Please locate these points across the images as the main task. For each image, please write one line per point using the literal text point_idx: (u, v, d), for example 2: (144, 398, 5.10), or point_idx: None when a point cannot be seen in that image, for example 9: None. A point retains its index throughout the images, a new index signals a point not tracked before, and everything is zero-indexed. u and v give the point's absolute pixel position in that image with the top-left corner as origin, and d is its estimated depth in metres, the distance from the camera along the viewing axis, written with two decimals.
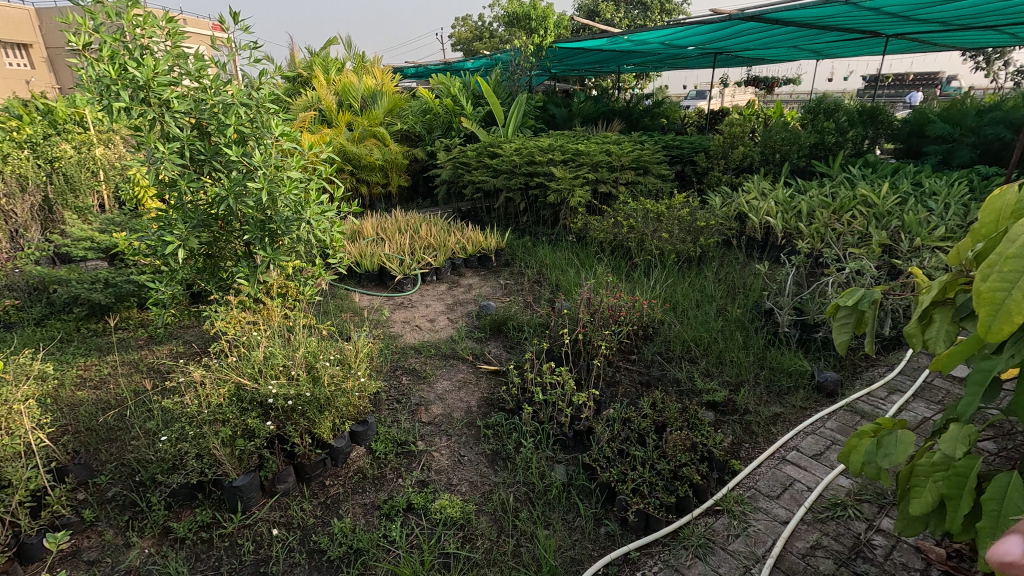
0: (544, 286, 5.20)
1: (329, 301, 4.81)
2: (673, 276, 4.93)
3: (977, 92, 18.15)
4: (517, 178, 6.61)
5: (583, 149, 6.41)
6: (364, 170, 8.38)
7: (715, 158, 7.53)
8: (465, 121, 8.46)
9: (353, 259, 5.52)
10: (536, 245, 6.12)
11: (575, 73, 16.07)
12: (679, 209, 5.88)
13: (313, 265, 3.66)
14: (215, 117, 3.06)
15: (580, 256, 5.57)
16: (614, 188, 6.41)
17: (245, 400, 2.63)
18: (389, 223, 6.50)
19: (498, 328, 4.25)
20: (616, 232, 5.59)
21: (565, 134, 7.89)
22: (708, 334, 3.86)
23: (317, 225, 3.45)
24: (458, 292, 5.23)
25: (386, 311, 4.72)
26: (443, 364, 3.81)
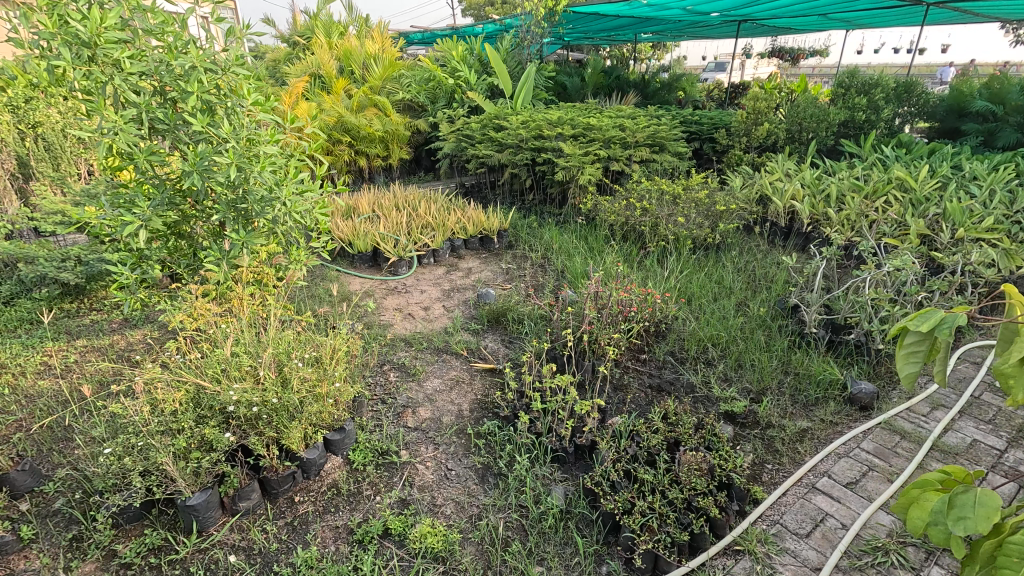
0: (548, 272, 4.84)
1: (318, 284, 4.49)
2: (688, 265, 4.55)
3: (1015, 68, 17.12)
4: (524, 154, 6.18)
5: (595, 123, 5.95)
6: (364, 141, 7.95)
7: (737, 136, 7.02)
8: (470, 91, 7.97)
9: (346, 239, 5.18)
10: (542, 227, 5.73)
11: (589, 41, 15.29)
12: (697, 191, 5.44)
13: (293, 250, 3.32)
14: (176, 81, 2.67)
15: (589, 241, 5.19)
16: (627, 166, 5.97)
17: (204, 406, 2.33)
18: (386, 199, 6.12)
19: (496, 319, 3.93)
20: (628, 215, 5.19)
21: (576, 106, 7.39)
22: (726, 333, 3.51)
23: (295, 206, 3.08)
24: (456, 277, 4.89)
25: (378, 297, 4.41)
26: (435, 359, 3.50)
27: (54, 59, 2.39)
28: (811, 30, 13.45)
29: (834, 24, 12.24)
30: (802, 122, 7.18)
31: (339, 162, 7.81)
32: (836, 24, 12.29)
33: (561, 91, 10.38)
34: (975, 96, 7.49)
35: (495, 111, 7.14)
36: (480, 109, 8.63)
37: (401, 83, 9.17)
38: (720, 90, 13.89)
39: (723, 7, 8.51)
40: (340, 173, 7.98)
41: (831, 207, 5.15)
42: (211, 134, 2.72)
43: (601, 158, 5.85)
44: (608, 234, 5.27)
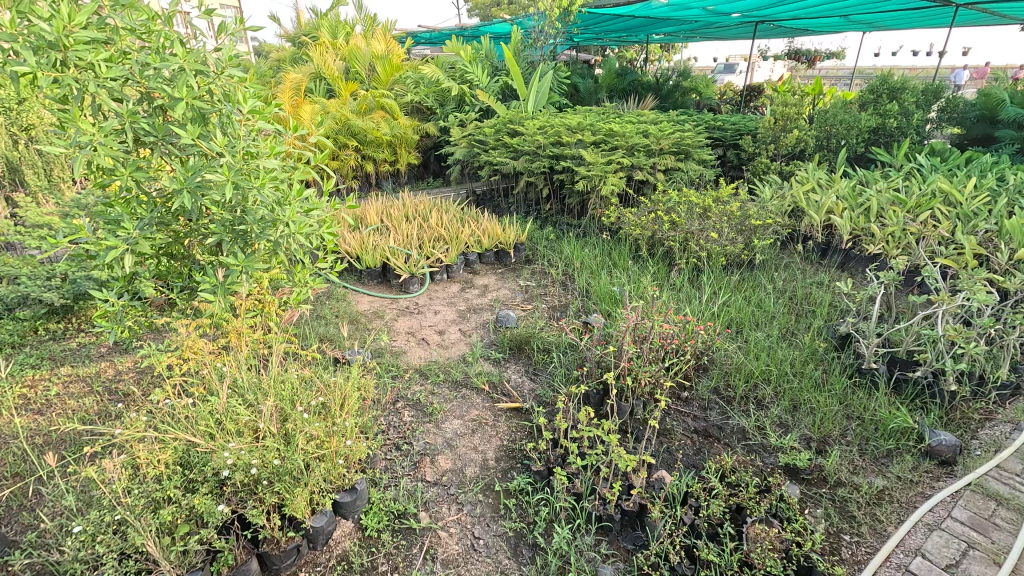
0: (571, 292, 4.52)
1: (324, 305, 4.17)
2: (723, 286, 4.21)
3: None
4: (541, 161, 5.84)
5: (617, 130, 5.61)
6: (370, 145, 7.62)
7: (764, 143, 6.67)
8: (482, 93, 7.63)
9: (353, 253, 4.85)
10: (561, 241, 5.40)
11: (599, 41, 14.93)
12: (728, 203, 5.10)
13: (299, 275, 2.99)
14: (162, 87, 2.35)
15: (614, 257, 4.86)
16: (652, 175, 5.63)
17: (195, 468, 2.01)
18: (395, 210, 5.80)
19: (519, 346, 3.59)
20: (655, 229, 4.84)
21: (594, 110, 7.04)
22: (776, 368, 3.17)
23: (299, 228, 2.73)
24: (472, 295, 4.56)
25: (389, 319, 4.08)
26: (454, 394, 3.17)
27: (19, 64, 2.08)
28: (829, 31, 13.06)
29: (855, 25, 11.86)
30: (832, 129, 6.82)
31: (345, 168, 7.49)
32: (856, 26, 11.90)
33: (574, 93, 10.03)
34: (1012, 102, 7.12)
35: (509, 115, 6.80)
36: (491, 113, 8.29)
37: (409, 85, 8.84)
38: (735, 92, 13.51)
39: (746, 7, 8.16)
40: (346, 178, 7.66)
41: (874, 222, 4.80)
42: (203, 146, 2.39)
43: (625, 166, 5.51)
44: (634, 250, 4.93)
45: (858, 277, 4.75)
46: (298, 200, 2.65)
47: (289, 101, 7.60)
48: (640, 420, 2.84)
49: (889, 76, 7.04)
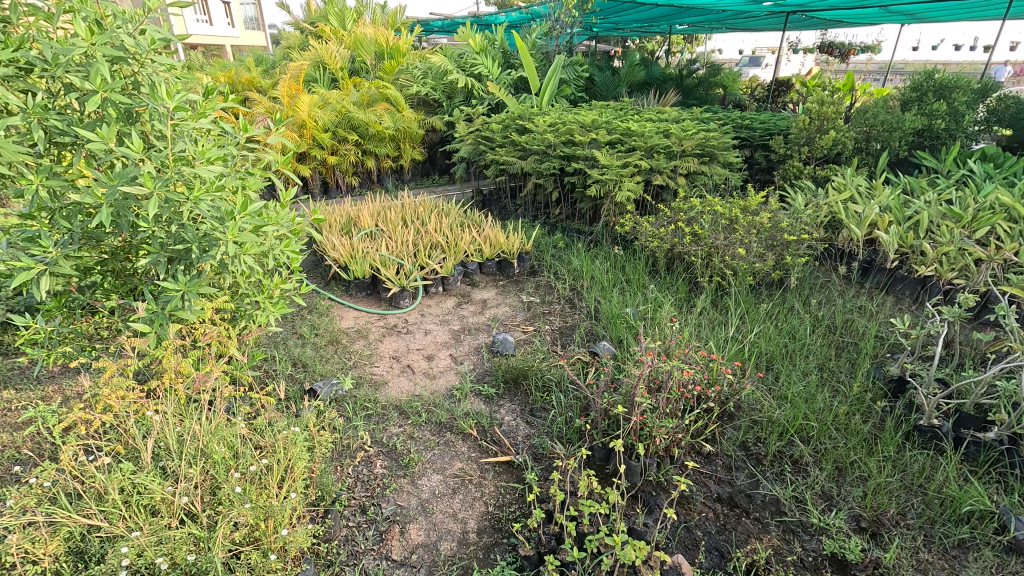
0: (578, 312, 4.05)
1: (303, 323, 3.77)
2: (752, 312, 3.70)
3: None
4: (551, 162, 5.34)
5: (636, 129, 5.09)
6: (372, 139, 7.19)
7: (796, 144, 6.07)
8: (491, 85, 7.14)
9: (341, 262, 4.43)
10: (570, 251, 4.93)
11: (619, 32, 14.24)
12: (757, 213, 4.56)
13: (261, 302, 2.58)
14: (74, 75, 1.95)
15: (628, 273, 4.38)
16: (672, 180, 5.11)
17: (91, 562, 1.64)
18: (392, 212, 5.38)
19: (514, 381, 3.13)
20: (675, 242, 4.35)
21: (610, 107, 6.52)
22: (817, 422, 2.67)
23: (248, 249, 2.26)
24: (467, 313, 4.11)
25: (373, 341, 3.66)
26: (436, 439, 2.73)
27: None
28: (864, 23, 12.26)
29: (893, 17, 11.09)
30: (872, 130, 6.21)
31: (344, 163, 7.06)
32: (896, 17, 11.07)
33: (590, 86, 9.46)
34: None
35: (518, 110, 6.31)
36: (501, 106, 7.79)
37: (415, 75, 8.36)
38: (761, 86, 12.79)
39: None
40: (347, 175, 7.25)
41: (925, 239, 4.23)
42: (123, 150, 1.96)
43: (643, 170, 4.99)
44: (651, 265, 4.44)
45: (905, 302, 4.20)
46: (253, 211, 2.20)
47: (286, 91, 7.19)
48: (653, 484, 2.39)
49: (938, 73, 6.39)
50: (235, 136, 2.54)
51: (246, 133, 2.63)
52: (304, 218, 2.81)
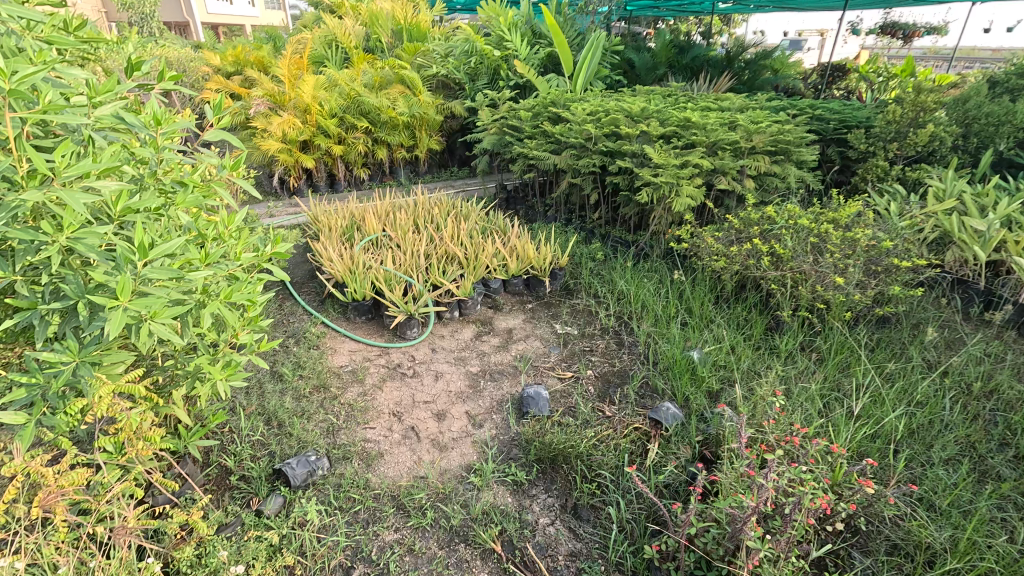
0: (626, 353, 3.25)
1: (287, 363, 3.05)
2: (857, 369, 2.86)
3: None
4: (590, 158, 4.49)
5: (696, 121, 4.19)
6: (383, 126, 6.41)
7: (882, 139, 5.09)
8: (520, 65, 6.27)
9: (338, 278, 3.70)
10: (612, 267, 4.12)
11: (655, 10, 13.10)
12: (852, 228, 3.65)
13: (205, 369, 1.84)
14: None
15: (687, 301, 3.57)
16: (740, 184, 4.21)
17: None
18: (402, 215, 4.63)
19: (552, 462, 2.36)
20: (748, 265, 3.50)
21: (658, 94, 5.61)
22: (996, 563, 1.84)
23: (156, 318, 1.50)
24: (489, 348, 3.34)
25: (371, 388, 2.92)
26: (444, 558, 1.98)
27: None
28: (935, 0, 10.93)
29: None
30: (974, 124, 5.17)
31: (351, 153, 6.29)
32: None
33: (627, 70, 8.51)
34: None
35: (551, 94, 5.44)
36: (529, 90, 6.91)
37: (434, 55, 7.50)
38: (814, 71, 11.55)
39: None
40: (356, 167, 6.49)
41: None
42: None
43: (704, 171, 4.10)
44: (716, 292, 3.61)
45: None
46: (169, 251, 1.48)
47: (288, 71, 6.39)
48: None
49: None
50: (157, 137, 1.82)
51: (173, 129, 1.90)
52: (273, 243, 2.07)
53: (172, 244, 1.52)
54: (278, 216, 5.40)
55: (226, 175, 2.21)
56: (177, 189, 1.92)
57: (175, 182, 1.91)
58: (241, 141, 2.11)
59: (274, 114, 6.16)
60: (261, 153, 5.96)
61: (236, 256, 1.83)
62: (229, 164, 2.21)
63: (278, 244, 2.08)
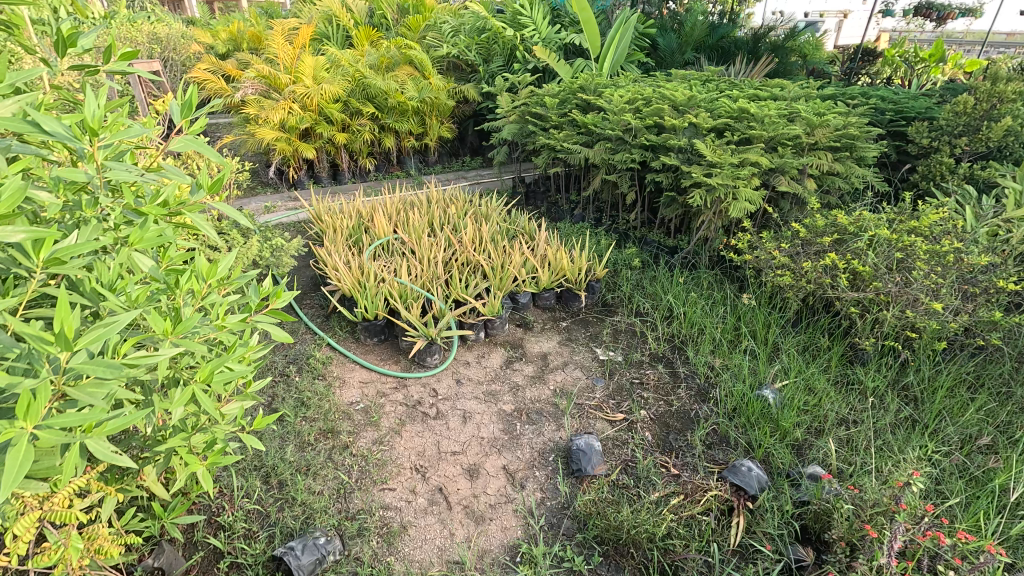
0: (683, 387, 2.80)
1: (290, 399, 2.61)
2: (958, 422, 2.45)
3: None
4: (630, 153, 3.99)
5: (755, 113, 3.67)
6: (391, 112, 5.89)
7: (948, 132, 4.50)
8: (541, 47, 5.74)
9: (350, 293, 3.25)
10: (655, 280, 3.66)
11: None
12: (940, 240, 3.14)
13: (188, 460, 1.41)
14: None
15: (747, 325, 3.13)
16: (801, 184, 3.71)
17: None
18: (417, 216, 4.16)
19: (616, 545, 1.96)
20: (820, 284, 3.03)
21: (696, 80, 5.08)
22: None
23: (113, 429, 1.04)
24: (522, 378, 2.88)
25: (388, 433, 2.47)
26: None
27: None
28: None
29: None
30: None
31: (356, 142, 5.78)
32: None
33: (651, 52, 7.91)
34: None
35: (579, 79, 4.92)
36: (549, 73, 6.35)
37: (444, 33, 6.90)
38: (844, 54, 10.86)
39: None
40: (360, 156, 5.97)
41: None
42: None
43: (762, 170, 3.59)
44: (781, 313, 3.14)
45: None
46: (115, 330, 1.00)
47: (286, 50, 5.82)
48: None
49: None
50: (93, 150, 1.22)
51: (127, 134, 1.29)
52: (274, 289, 1.57)
53: (123, 323, 1.01)
54: (277, 212, 4.94)
55: (204, 197, 1.51)
56: (133, 221, 1.37)
57: (130, 211, 1.36)
58: (219, 152, 1.44)
59: (270, 97, 5.61)
60: (257, 142, 5.46)
61: (218, 319, 1.34)
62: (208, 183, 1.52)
63: (281, 289, 1.58)
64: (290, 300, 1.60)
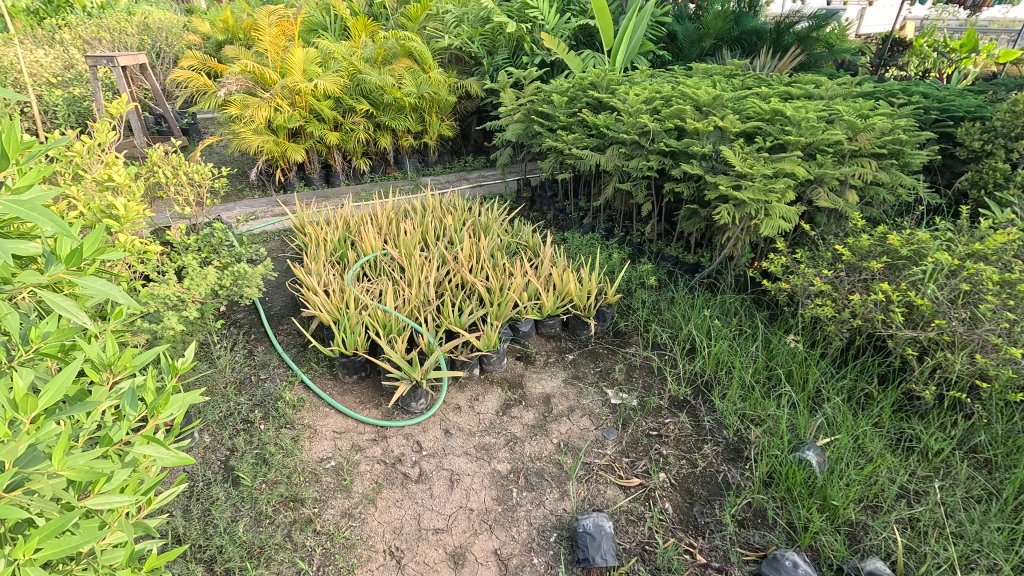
0: (708, 443, 2.40)
1: (250, 457, 2.26)
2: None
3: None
4: (646, 160, 3.57)
5: (791, 115, 3.21)
6: (387, 109, 5.48)
7: (1003, 134, 3.89)
8: (548, 36, 5.27)
9: (329, 322, 2.89)
10: (673, 306, 3.25)
11: None
12: (1011, 269, 2.68)
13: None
14: None
15: (783, 365, 2.70)
16: (841, 197, 3.27)
17: None
18: (410, 228, 3.77)
19: None
20: (868, 321, 2.60)
21: (719, 76, 4.61)
22: None
23: None
24: (520, 428, 2.49)
25: (359, 501, 2.10)
26: None
27: None
28: None
29: None
30: None
31: (350, 142, 5.39)
32: None
33: (668, 42, 7.38)
34: None
35: (590, 73, 4.47)
36: (557, 66, 5.89)
37: (447, 23, 6.45)
38: (875, 44, 10.18)
39: None
40: (355, 157, 5.58)
41: None
42: None
43: (799, 181, 3.15)
44: (821, 351, 2.71)
45: None
46: None
47: (275, 41, 5.41)
48: None
49: None
50: None
51: None
52: (154, 403, 1.20)
53: None
54: (261, 220, 4.59)
55: (60, 270, 1.18)
56: None
57: None
58: (55, 220, 1.05)
59: (257, 94, 5.20)
60: (242, 142, 5.09)
61: (54, 455, 0.90)
62: (66, 252, 1.18)
63: (164, 400, 1.21)
64: (179, 412, 1.22)
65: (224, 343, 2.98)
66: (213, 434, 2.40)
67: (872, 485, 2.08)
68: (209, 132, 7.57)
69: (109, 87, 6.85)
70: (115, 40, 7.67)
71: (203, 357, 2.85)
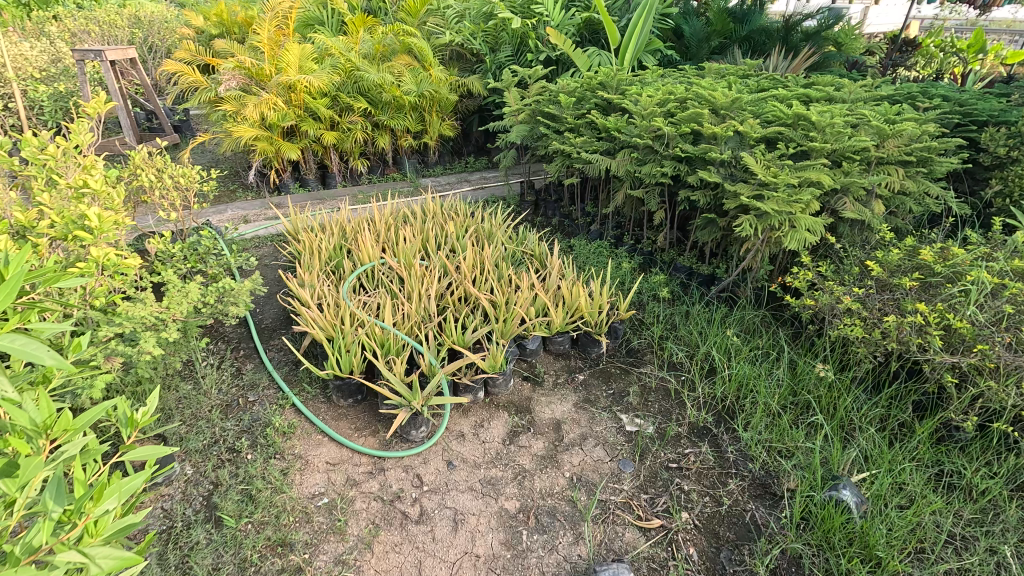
0: (733, 477, 2.22)
1: (235, 492, 2.07)
2: None
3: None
4: (660, 166, 3.38)
5: (816, 120, 3.02)
6: (386, 108, 5.28)
7: None
8: (554, 33, 5.06)
9: (323, 339, 2.69)
10: (688, 322, 3.08)
11: None
12: None
13: None
14: None
15: (810, 389, 2.53)
16: (866, 207, 3.09)
17: None
18: (409, 235, 3.57)
19: None
20: (903, 344, 2.42)
21: (733, 76, 4.41)
22: None
23: None
24: (529, 459, 2.30)
25: (355, 545, 1.92)
26: None
27: None
28: None
29: None
30: None
31: (347, 142, 5.19)
32: None
33: (675, 41, 7.17)
34: None
35: (599, 73, 4.28)
36: (561, 64, 5.69)
37: (448, 18, 6.23)
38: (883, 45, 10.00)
39: None
40: (352, 158, 5.37)
41: None
42: None
43: (824, 190, 2.96)
44: (851, 375, 2.53)
45: None
46: None
47: (269, 36, 5.12)
48: None
49: None
50: None
51: None
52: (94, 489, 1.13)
53: None
54: (253, 224, 4.39)
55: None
56: None
57: None
58: None
59: (250, 90, 4.97)
60: (234, 141, 4.87)
61: None
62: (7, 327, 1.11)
63: (102, 488, 1.14)
64: (118, 500, 1.16)
65: (211, 361, 2.79)
66: (195, 465, 2.21)
67: (915, 529, 1.91)
68: (202, 129, 7.33)
69: (97, 83, 6.61)
70: (103, 33, 7.41)
71: (189, 377, 2.66)
